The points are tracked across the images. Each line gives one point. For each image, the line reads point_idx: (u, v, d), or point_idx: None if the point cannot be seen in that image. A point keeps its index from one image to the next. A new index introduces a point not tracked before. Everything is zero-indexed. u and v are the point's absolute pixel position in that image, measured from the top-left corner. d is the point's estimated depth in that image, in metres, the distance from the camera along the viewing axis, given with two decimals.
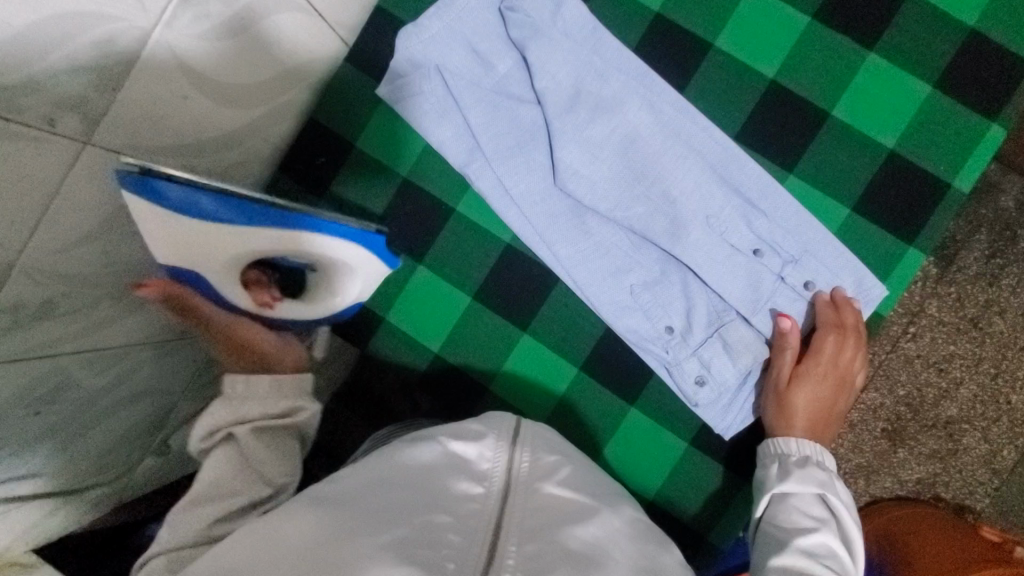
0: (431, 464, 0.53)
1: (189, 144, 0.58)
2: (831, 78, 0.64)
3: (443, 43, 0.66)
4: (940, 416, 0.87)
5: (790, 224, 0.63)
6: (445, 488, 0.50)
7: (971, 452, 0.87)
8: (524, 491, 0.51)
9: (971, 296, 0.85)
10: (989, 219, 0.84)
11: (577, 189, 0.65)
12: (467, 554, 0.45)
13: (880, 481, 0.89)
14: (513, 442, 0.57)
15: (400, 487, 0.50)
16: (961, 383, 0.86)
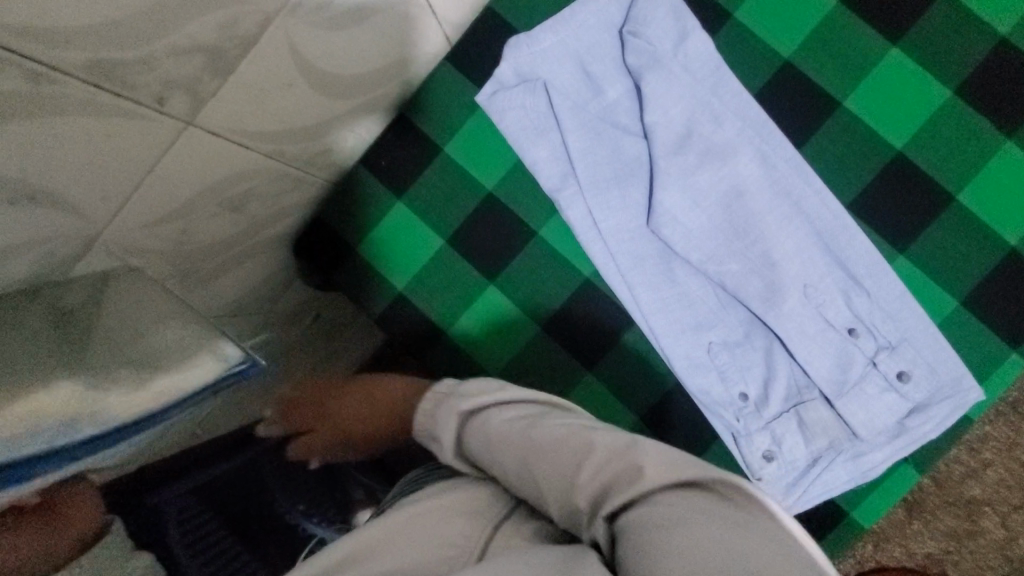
0: (414, 518, 0.49)
1: (284, 131, 0.55)
2: (962, 160, 0.60)
3: (552, 59, 0.63)
4: (963, 495, 0.90)
5: (892, 307, 0.59)
6: (432, 548, 0.47)
7: (987, 535, 0.90)
8: (509, 535, 0.48)
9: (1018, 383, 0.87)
10: None
11: (672, 236, 0.62)
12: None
13: (888, 549, 0.92)
14: (511, 495, 0.53)
15: (386, 553, 0.46)
16: (989, 464, 0.89)
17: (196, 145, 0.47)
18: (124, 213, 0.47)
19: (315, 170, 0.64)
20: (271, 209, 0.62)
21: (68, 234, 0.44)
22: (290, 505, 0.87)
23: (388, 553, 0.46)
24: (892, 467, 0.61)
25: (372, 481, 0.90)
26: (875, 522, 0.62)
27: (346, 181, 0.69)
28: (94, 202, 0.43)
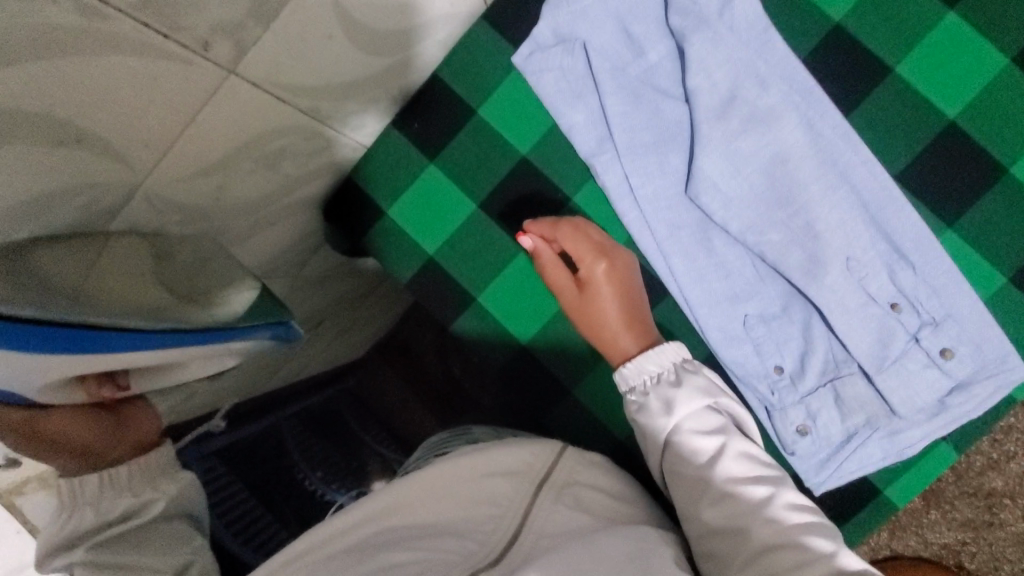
0: (458, 476, 0.51)
1: (321, 87, 0.54)
2: (1020, 131, 0.57)
3: (594, 19, 0.61)
4: (983, 486, 0.90)
5: (937, 282, 0.58)
6: (470, 505, 0.49)
7: (1006, 528, 0.90)
8: (548, 502, 0.49)
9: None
10: None
11: (711, 204, 0.60)
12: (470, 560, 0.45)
13: (904, 538, 0.92)
14: (558, 454, 0.52)
15: (427, 504, 0.49)
16: (1013, 458, 0.88)
17: (237, 96, 0.47)
18: (164, 164, 0.46)
19: (349, 130, 0.64)
20: (303, 169, 0.62)
21: (111, 183, 0.43)
22: (310, 472, 0.85)
23: (428, 505, 0.49)
24: (929, 446, 0.60)
25: (389, 452, 0.96)
26: (909, 502, 0.61)
27: (378, 144, 0.68)
28: (138, 150, 0.43)
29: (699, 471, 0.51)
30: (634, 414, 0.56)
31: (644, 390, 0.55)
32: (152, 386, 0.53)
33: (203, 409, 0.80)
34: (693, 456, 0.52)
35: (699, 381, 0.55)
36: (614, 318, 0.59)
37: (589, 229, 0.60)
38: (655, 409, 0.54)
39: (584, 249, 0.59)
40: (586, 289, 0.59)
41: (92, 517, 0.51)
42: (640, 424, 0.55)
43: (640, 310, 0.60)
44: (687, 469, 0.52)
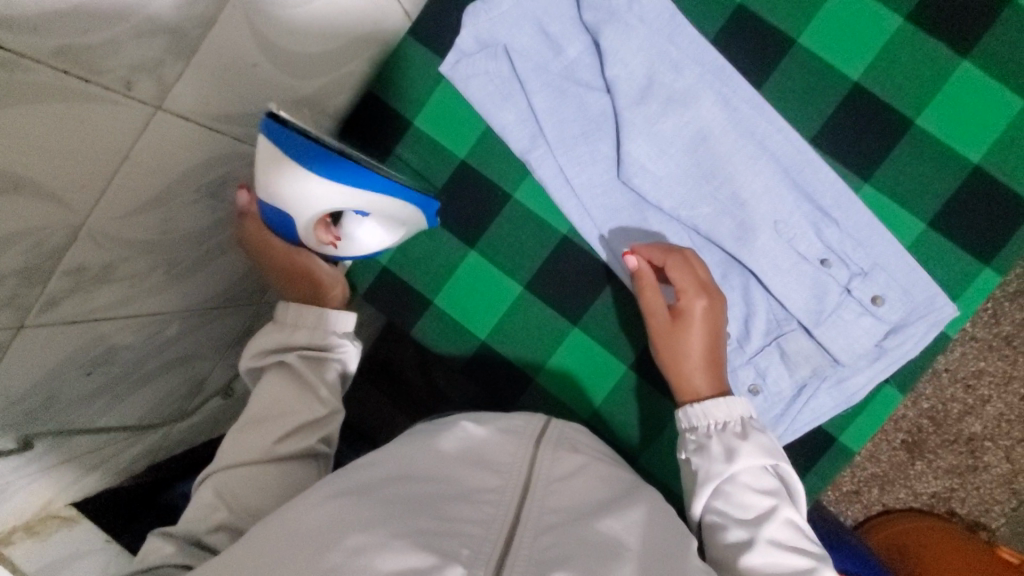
0: (460, 446, 0.55)
1: (253, 112, 0.56)
2: (918, 84, 0.61)
3: (511, 23, 0.64)
4: (963, 432, 0.93)
5: (861, 235, 0.61)
6: (470, 465, 0.53)
7: (991, 470, 0.94)
8: (541, 490, 0.52)
9: (1010, 315, 0.90)
10: None
11: (642, 184, 0.63)
12: (498, 519, 0.48)
13: (894, 492, 0.96)
14: (544, 425, 0.59)
15: (427, 466, 0.52)
16: (989, 401, 0.92)
17: (167, 129, 0.49)
18: (105, 202, 0.48)
19: None
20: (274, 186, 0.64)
21: (56, 228, 0.45)
22: None
23: (430, 465, 0.52)
24: (874, 391, 0.63)
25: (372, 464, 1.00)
26: (863, 446, 0.64)
27: None
28: (77, 192, 0.44)
29: (744, 527, 0.52)
30: (690, 454, 0.56)
31: (706, 433, 0.56)
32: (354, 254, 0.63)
33: (168, 427, 0.83)
34: (741, 509, 0.52)
35: (766, 441, 0.55)
36: (697, 354, 0.59)
37: (693, 262, 0.60)
38: (715, 455, 0.55)
39: (689, 282, 0.59)
40: (677, 318, 0.59)
41: (302, 336, 0.60)
42: (695, 467, 0.56)
43: (717, 354, 0.60)
44: (732, 521, 0.52)
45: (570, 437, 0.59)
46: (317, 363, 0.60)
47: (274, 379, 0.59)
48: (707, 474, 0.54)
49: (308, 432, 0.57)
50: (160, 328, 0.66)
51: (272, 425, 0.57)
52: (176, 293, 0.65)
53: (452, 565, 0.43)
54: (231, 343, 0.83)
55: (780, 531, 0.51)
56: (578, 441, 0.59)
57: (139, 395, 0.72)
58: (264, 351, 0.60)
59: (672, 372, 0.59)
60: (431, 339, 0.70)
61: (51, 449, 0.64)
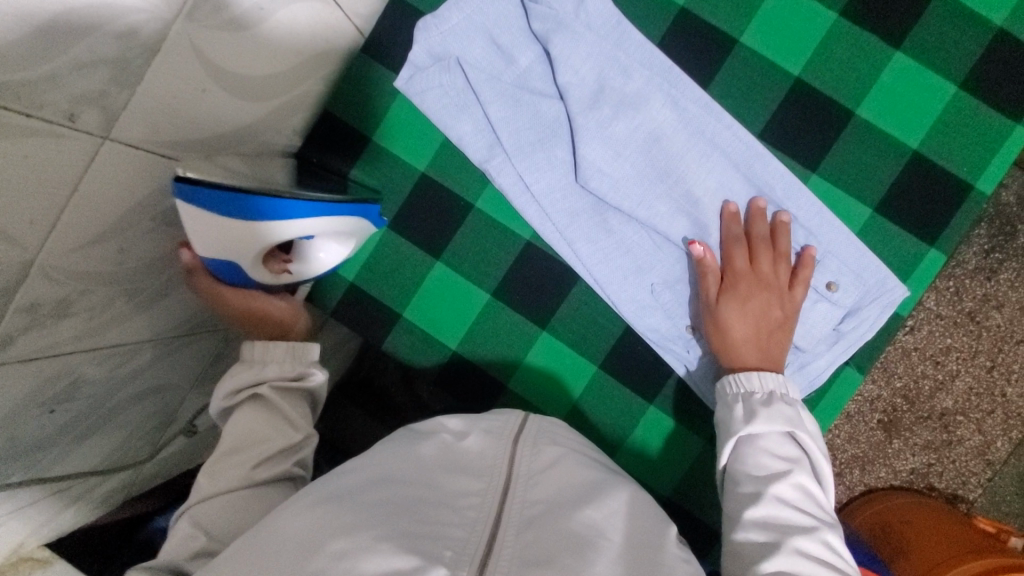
0: (439, 452, 0.56)
1: (206, 138, 0.56)
2: (857, 76, 0.63)
3: (462, 36, 0.65)
4: (936, 408, 0.96)
5: (811, 225, 0.63)
6: (449, 469, 0.53)
7: (965, 443, 0.97)
8: (522, 488, 0.52)
9: (970, 292, 0.94)
10: (991, 215, 0.93)
11: (599, 187, 0.64)
12: (480, 519, 0.48)
13: (875, 471, 0.98)
14: (521, 421, 0.60)
15: (407, 471, 0.52)
16: (957, 375, 0.95)
17: (115, 158, 0.48)
18: (55, 237, 0.47)
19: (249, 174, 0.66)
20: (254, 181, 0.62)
21: (7, 266, 0.44)
22: None
23: (410, 470, 0.53)
24: (835, 373, 0.65)
25: None
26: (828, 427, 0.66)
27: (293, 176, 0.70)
28: (26, 228, 0.44)
29: (755, 482, 0.52)
30: (718, 416, 0.58)
31: (733, 397, 0.58)
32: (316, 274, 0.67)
33: (141, 460, 0.82)
34: (756, 468, 0.53)
35: (788, 411, 0.55)
36: (738, 330, 0.61)
37: (755, 236, 0.63)
38: (738, 415, 0.56)
39: (739, 262, 0.62)
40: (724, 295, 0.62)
41: (275, 370, 0.61)
42: (719, 426, 0.58)
43: (770, 337, 0.61)
44: (745, 478, 0.53)
45: (539, 434, 0.58)
46: (291, 393, 0.62)
47: (243, 413, 0.60)
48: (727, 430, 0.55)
49: (280, 459, 0.58)
50: (124, 359, 0.65)
51: (240, 458, 0.57)
52: (139, 322, 0.64)
53: (437, 566, 0.42)
54: (202, 370, 0.82)
55: (786, 493, 0.50)
56: (560, 435, 0.60)
57: (106, 429, 0.70)
58: (238, 389, 0.61)
59: (721, 340, 0.62)
60: (403, 351, 0.70)
61: (18, 492, 0.62)
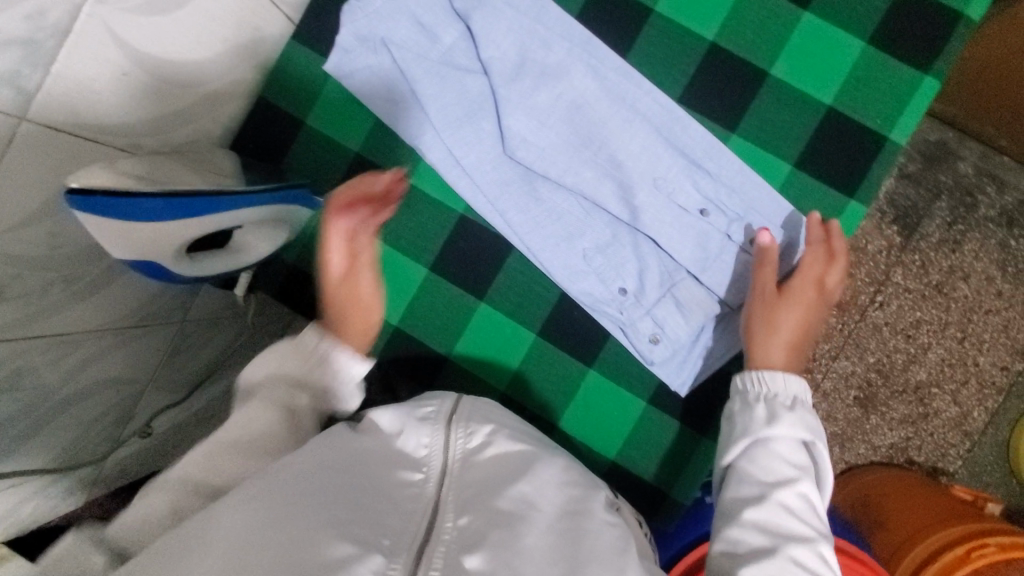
0: (377, 442, 0.53)
1: (133, 122, 0.57)
2: (769, 37, 0.66)
3: (387, 18, 0.67)
4: (910, 381, 0.97)
5: (734, 182, 0.65)
6: (385, 457, 0.52)
7: (942, 415, 0.97)
8: (457, 470, 0.52)
9: (936, 264, 0.95)
10: (949, 186, 0.95)
11: (526, 157, 0.66)
12: (415, 503, 0.48)
13: (855, 448, 0.98)
14: (455, 403, 0.60)
15: (341, 458, 0.50)
16: (929, 347, 0.96)
17: (34, 139, 0.48)
18: None
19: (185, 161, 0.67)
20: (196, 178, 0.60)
21: None
22: None
23: (349, 458, 0.50)
24: None
25: None
26: None
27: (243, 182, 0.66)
28: None
29: (760, 485, 0.50)
30: (735, 414, 0.55)
31: (755, 398, 0.55)
32: (243, 263, 0.65)
33: (99, 462, 0.81)
34: (763, 472, 0.51)
35: (810, 419, 0.53)
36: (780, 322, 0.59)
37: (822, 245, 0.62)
38: (759, 416, 0.53)
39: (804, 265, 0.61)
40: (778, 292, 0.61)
41: (307, 403, 0.56)
42: (735, 424, 0.54)
43: (796, 346, 0.59)
44: (749, 476, 0.51)
45: (471, 417, 0.57)
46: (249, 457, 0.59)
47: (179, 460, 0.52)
48: (748, 432, 0.53)
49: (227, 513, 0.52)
50: (68, 354, 0.65)
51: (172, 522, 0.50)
52: (81, 314, 0.64)
53: (372, 554, 0.41)
54: (158, 367, 0.83)
55: (789, 499, 0.49)
56: (493, 415, 0.59)
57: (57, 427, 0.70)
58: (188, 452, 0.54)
59: (769, 334, 0.59)
60: None
61: None
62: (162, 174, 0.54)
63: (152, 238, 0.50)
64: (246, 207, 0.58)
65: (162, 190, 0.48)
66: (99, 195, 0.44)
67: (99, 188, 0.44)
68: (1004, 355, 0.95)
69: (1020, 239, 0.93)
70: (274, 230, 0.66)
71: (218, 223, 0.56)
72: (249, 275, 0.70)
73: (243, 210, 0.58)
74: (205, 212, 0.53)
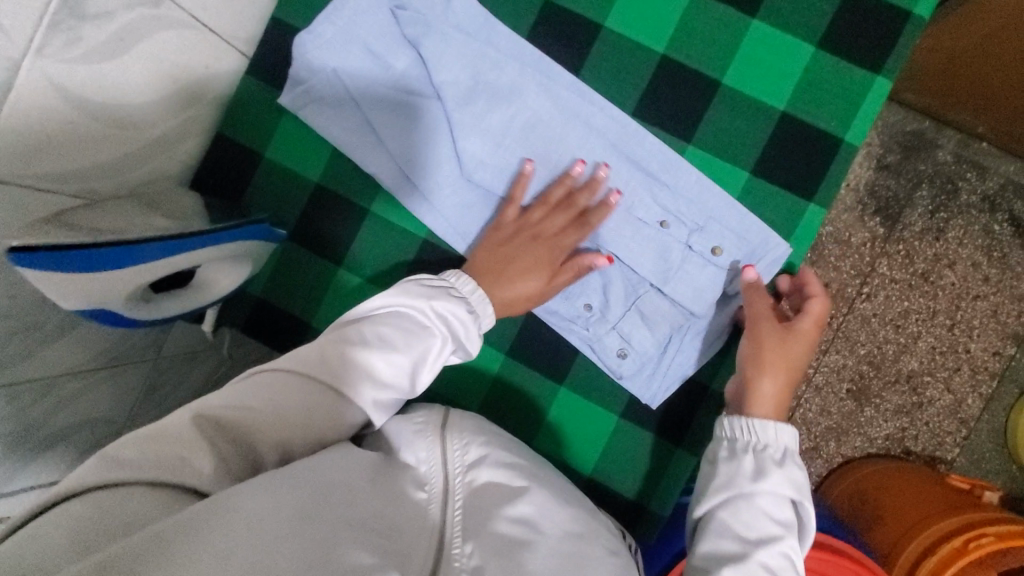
0: (377, 458, 0.50)
1: (88, 168, 0.57)
2: (719, 47, 0.66)
3: (339, 48, 0.67)
4: (902, 370, 0.89)
5: (692, 193, 0.65)
6: (385, 470, 0.49)
7: (936, 403, 0.89)
8: (462, 481, 0.50)
9: (920, 253, 0.88)
10: (928, 175, 0.88)
11: (484, 179, 0.67)
12: (421, 527, 0.45)
13: (850, 441, 0.90)
14: (445, 415, 0.58)
15: (350, 469, 0.47)
16: (919, 336, 0.88)
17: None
18: None
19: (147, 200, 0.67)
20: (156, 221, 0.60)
21: None
22: None
23: (358, 468, 0.47)
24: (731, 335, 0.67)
25: None
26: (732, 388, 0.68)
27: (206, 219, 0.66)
28: None
29: (740, 543, 0.48)
30: (720, 461, 0.53)
31: (743, 447, 0.53)
32: (208, 299, 0.65)
33: None
34: (745, 528, 0.49)
35: (799, 475, 0.51)
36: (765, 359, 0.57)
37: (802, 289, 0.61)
38: (745, 469, 0.51)
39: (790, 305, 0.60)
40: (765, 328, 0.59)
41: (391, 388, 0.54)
42: (718, 472, 0.52)
43: (779, 386, 0.57)
44: (730, 533, 0.49)
45: (465, 430, 0.56)
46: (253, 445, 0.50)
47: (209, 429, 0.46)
48: (730, 484, 0.51)
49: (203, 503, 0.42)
50: None
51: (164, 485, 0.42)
52: None
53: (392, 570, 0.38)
54: None
55: (772, 562, 0.47)
56: (484, 428, 0.58)
57: None
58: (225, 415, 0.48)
59: (760, 365, 0.57)
60: None
61: None
62: (122, 223, 0.55)
63: (102, 288, 0.49)
64: (202, 248, 0.58)
65: (99, 239, 0.48)
66: (48, 251, 0.43)
67: (45, 245, 0.43)
68: (994, 339, 0.88)
69: (1004, 224, 0.87)
70: (238, 263, 0.65)
71: (170, 265, 0.56)
72: (215, 309, 0.71)
73: (197, 250, 0.57)
74: (152, 257, 0.53)
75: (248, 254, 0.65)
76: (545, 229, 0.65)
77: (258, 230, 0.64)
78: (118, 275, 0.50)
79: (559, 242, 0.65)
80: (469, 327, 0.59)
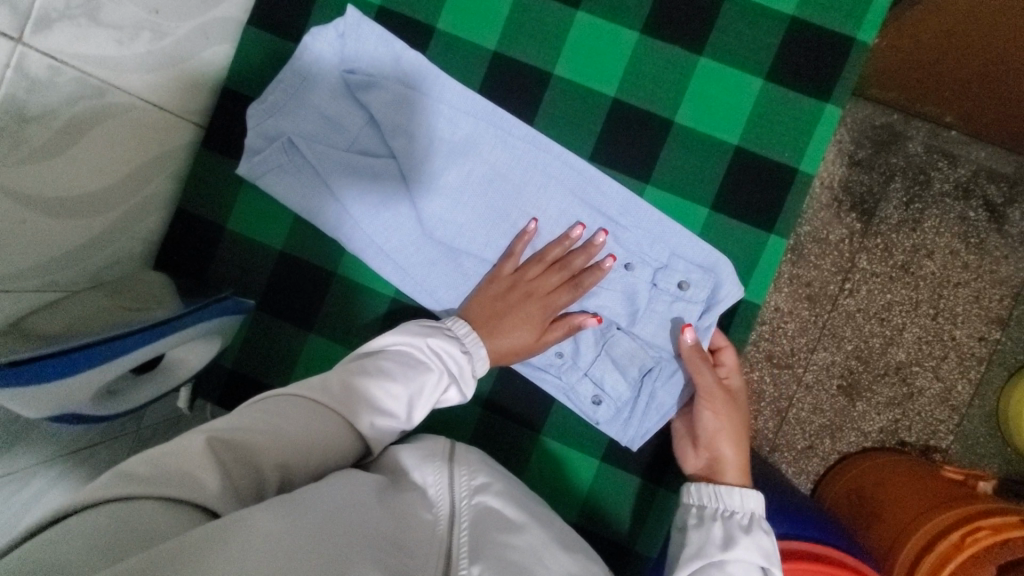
0: (381, 483, 0.46)
1: (47, 262, 0.55)
2: (668, 86, 0.66)
3: (292, 115, 0.67)
4: (891, 363, 0.85)
5: (654, 234, 0.65)
6: (388, 492, 0.45)
7: (926, 393, 0.85)
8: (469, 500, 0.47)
9: (899, 245, 0.84)
10: (901, 167, 0.83)
11: (445, 236, 0.66)
12: (429, 549, 0.41)
13: (846, 437, 0.85)
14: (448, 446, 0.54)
15: (358, 492, 0.43)
16: (904, 328, 0.84)
17: None
18: None
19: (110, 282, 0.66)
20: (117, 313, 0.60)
21: None
22: None
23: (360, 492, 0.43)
24: None
25: None
26: None
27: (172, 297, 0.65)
28: None
29: None
30: (689, 529, 0.54)
31: (710, 514, 0.54)
32: (178, 377, 0.65)
33: None
34: None
35: (767, 543, 0.51)
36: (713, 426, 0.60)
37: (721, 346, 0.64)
38: (716, 536, 0.52)
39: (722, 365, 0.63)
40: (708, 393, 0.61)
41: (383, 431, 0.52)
42: (689, 541, 0.52)
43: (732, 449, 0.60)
44: None
45: (471, 461, 0.52)
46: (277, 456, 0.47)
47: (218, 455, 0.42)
48: (700, 551, 0.51)
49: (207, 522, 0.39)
50: None
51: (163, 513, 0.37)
52: None
53: None
54: None
55: None
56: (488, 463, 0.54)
57: None
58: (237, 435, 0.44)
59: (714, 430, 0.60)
60: None
61: None
62: (80, 328, 0.55)
63: (67, 395, 0.49)
64: (168, 336, 0.57)
65: (58, 348, 0.47)
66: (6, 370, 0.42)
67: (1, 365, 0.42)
68: (979, 326, 0.84)
69: (979, 211, 0.83)
70: (208, 338, 0.65)
71: (136, 359, 0.55)
72: (189, 386, 0.69)
73: (163, 340, 0.57)
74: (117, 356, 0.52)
75: (216, 330, 0.65)
76: (538, 286, 0.64)
77: (224, 307, 0.64)
78: (83, 379, 0.50)
79: (552, 300, 0.64)
80: (465, 366, 0.59)
